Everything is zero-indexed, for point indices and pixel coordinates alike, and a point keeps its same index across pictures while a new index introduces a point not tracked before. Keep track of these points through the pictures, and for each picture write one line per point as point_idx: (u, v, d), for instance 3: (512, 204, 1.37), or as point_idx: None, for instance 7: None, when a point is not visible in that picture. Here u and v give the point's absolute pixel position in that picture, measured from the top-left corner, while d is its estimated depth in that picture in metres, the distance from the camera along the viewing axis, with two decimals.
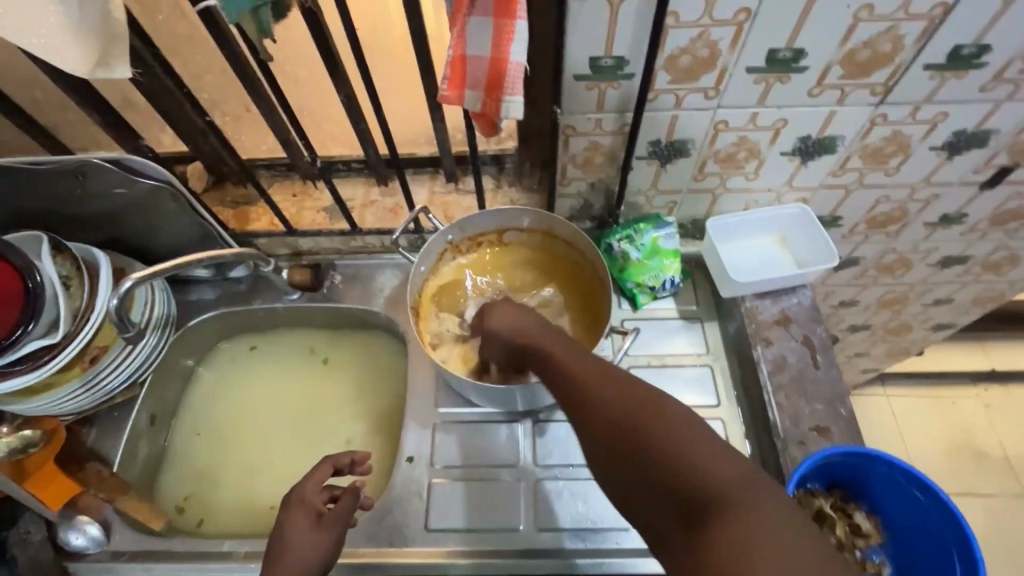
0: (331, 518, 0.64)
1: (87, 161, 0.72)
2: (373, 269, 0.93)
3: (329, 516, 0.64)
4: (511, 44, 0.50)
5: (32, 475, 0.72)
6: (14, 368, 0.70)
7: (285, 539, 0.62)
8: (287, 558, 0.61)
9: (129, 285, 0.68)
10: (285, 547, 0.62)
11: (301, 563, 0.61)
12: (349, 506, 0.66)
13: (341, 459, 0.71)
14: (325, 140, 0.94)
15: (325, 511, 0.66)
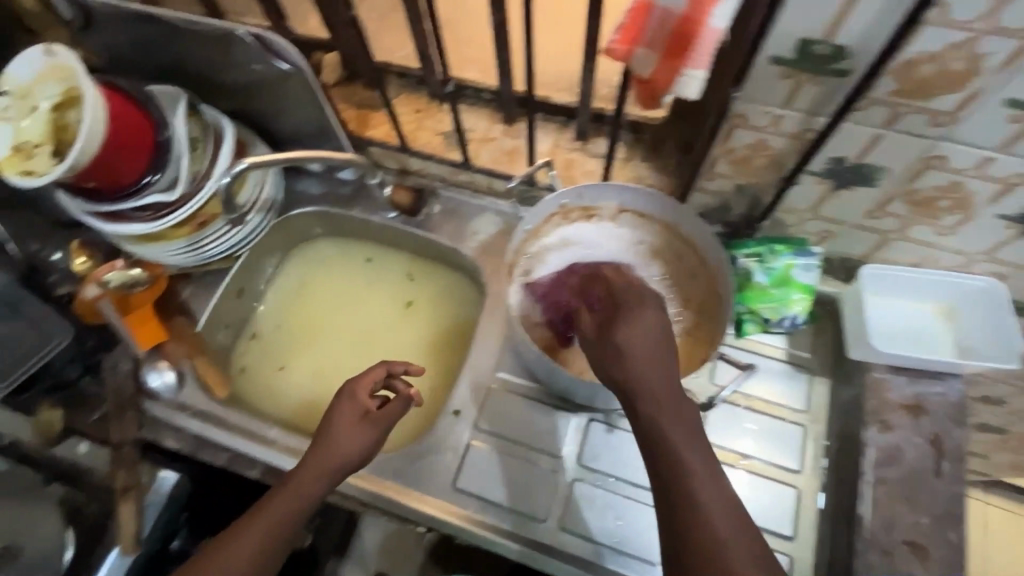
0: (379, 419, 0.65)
1: (232, 32, 0.71)
2: (472, 211, 0.89)
3: (376, 415, 0.65)
4: (714, 5, 0.40)
5: (133, 312, 0.80)
6: (137, 214, 0.75)
7: (325, 440, 0.64)
8: (329, 449, 0.63)
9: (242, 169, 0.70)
10: (326, 447, 0.63)
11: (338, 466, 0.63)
12: (399, 410, 0.66)
13: (396, 366, 0.68)
14: (461, 61, 0.89)
15: (371, 412, 0.66)
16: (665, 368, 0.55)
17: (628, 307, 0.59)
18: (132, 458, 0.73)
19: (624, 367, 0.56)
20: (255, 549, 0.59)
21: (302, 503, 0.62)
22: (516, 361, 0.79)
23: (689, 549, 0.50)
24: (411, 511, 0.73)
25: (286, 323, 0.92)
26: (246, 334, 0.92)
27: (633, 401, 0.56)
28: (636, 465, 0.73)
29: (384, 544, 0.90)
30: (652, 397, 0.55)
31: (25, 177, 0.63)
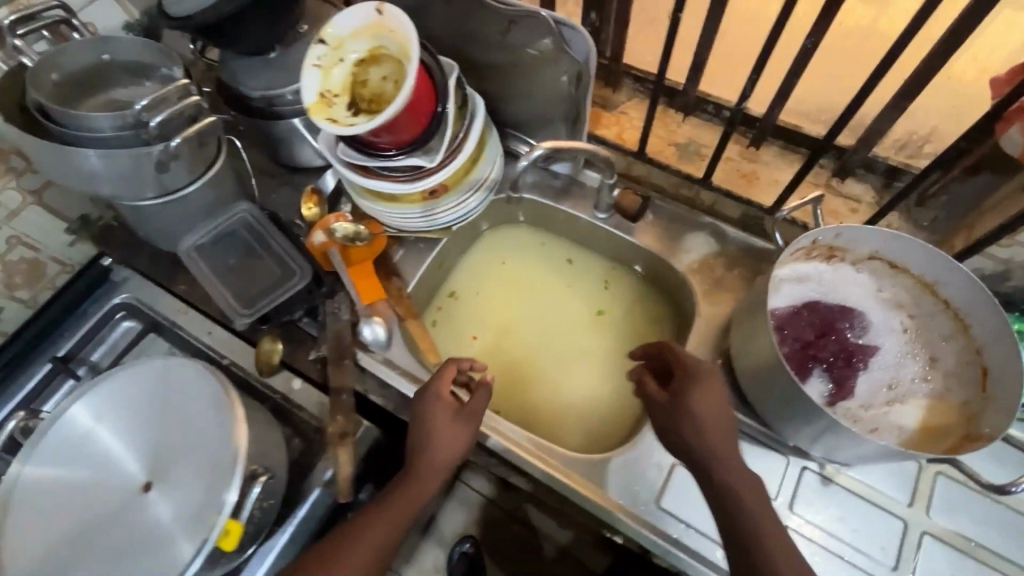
0: (472, 414, 0.67)
1: (534, 13, 0.73)
2: (687, 227, 0.86)
3: (468, 410, 0.68)
4: None
5: (355, 265, 0.83)
6: (391, 174, 0.78)
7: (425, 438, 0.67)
8: (433, 449, 0.66)
9: (543, 154, 0.80)
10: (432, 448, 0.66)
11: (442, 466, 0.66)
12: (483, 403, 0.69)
13: (463, 363, 0.72)
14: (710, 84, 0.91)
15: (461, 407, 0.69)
16: (726, 418, 0.61)
17: (694, 371, 0.62)
18: (349, 405, 0.75)
19: (692, 425, 0.60)
20: (378, 539, 0.62)
21: (420, 495, 0.65)
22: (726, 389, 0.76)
23: None
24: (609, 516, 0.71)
25: (481, 298, 0.93)
26: (443, 297, 0.94)
27: (705, 465, 0.59)
28: (852, 523, 0.69)
29: (463, 529, 1.05)
30: (710, 452, 0.59)
31: (331, 125, 0.67)
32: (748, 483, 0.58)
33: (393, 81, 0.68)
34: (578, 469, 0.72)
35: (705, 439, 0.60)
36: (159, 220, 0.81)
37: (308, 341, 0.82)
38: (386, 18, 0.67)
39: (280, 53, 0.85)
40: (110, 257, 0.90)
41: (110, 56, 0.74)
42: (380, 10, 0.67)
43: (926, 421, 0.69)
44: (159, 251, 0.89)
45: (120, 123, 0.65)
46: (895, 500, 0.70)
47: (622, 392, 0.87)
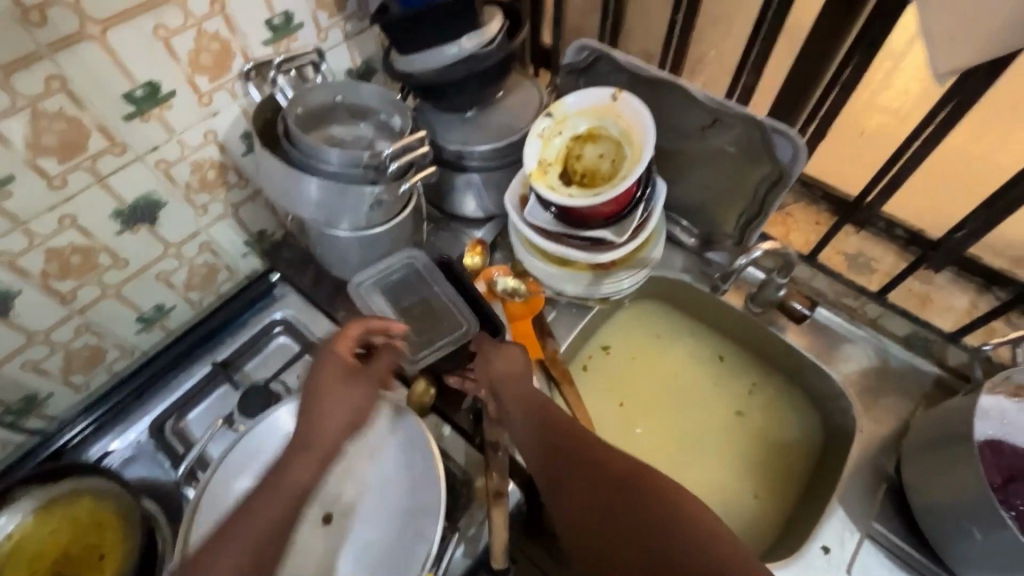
0: (366, 376, 0.68)
1: (745, 114, 0.75)
2: (847, 337, 0.86)
3: (364, 371, 0.69)
4: None
5: (515, 320, 0.86)
6: (571, 241, 0.80)
7: (311, 415, 0.65)
8: (316, 412, 0.65)
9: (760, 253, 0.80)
10: (317, 411, 0.65)
11: (331, 428, 0.65)
12: (383, 364, 0.70)
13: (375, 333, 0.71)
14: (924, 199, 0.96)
15: (352, 364, 0.68)
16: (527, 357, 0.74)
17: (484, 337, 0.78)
18: (504, 464, 0.73)
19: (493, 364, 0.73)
20: (263, 527, 0.57)
21: (295, 473, 0.62)
22: (894, 516, 0.73)
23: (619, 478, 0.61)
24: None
25: (632, 362, 0.94)
26: (595, 349, 0.95)
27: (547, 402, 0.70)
28: None
29: None
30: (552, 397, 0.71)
31: (547, 190, 0.71)
32: (566, 435, 0.66)
33: (610, 159, 0.72)
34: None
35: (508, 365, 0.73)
36: (344, 250, 0.85)
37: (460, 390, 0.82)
38: (618, 104, 0.72)
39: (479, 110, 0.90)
40: (278, 273, 0.95)
41: (343, 98, 0.80)
42: (615, 96, 0.72)
43: None
44: (325, 275, 0.93)
45: (353, 162, 0.71)
46: None
47: (765, 495, 0.84)
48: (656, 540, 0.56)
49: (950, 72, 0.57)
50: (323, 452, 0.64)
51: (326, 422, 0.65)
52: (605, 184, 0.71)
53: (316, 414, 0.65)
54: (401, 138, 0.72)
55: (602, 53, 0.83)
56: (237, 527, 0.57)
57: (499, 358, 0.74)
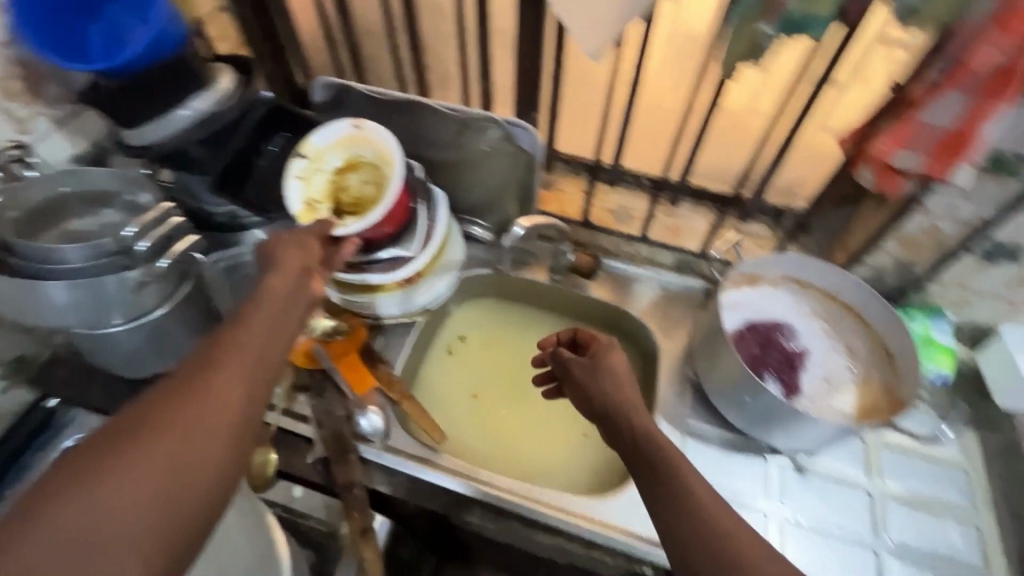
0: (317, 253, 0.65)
1: (484, 117, 0.86)
2: (635, 277, 1.00)
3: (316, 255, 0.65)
4: (986, 123, 0.55)
5: (341, 359, 0.84)
6: (369, 266, 0.82)
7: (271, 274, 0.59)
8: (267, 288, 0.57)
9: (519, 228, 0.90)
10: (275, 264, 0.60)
11: (285, 295, 0.57)
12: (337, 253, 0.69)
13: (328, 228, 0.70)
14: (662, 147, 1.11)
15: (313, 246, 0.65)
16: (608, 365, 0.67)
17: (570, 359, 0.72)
18: (363, 500, 0.74)
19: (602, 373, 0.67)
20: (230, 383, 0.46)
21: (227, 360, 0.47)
22: (701, 410, 0.87)
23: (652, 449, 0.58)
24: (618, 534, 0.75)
25: (485, 349, 1.01)
26: (454, 341, 1.02)
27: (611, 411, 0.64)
28: (828, 503, 0.80)
29: None
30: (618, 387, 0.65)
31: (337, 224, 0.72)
32: (607, 415, 0.64)
33: (373, 182, 0.77)
34: (597, 509, 0.77)
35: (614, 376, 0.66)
36: (126, 348, 0.77)
37: (301, 445, 0.79)
38: (362, 131, 0.77)
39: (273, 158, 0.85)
40: (57, 397, 0.83)
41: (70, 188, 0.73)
42: (357, 126, 0.76)
43: (860, 405, 0.82)
44: (116, 380, 0.83)
45: (92, 253, 0.64)
46: (855, 474, 0.82)
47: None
48: (720, 537, 0.51)
49: (597, 48, 0.64)
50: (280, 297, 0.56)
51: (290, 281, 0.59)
52: (372, 209, 0.75)
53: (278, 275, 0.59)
54: (144, 213, 0.66)
55: (344, 87, 0.87)
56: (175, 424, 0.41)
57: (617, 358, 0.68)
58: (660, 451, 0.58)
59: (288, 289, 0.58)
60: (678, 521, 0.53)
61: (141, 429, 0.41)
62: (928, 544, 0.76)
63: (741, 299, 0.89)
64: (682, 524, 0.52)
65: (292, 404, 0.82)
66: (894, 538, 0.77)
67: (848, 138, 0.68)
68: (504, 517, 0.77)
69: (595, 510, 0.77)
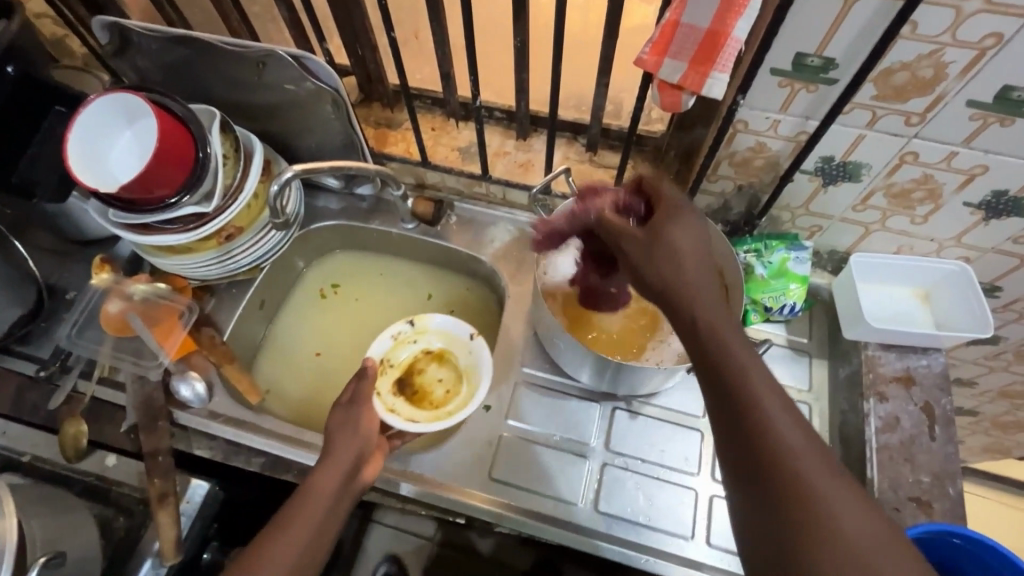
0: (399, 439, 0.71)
1: (273, 53, 0.77)
2: (488, 220, 0.94)
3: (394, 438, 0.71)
4: (737, 19, 0.47)
5: (159, 324, 0.82)
6: (168, 227, 0.77)
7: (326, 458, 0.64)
8: (326, 463, 0.63)
9: (288, 175, 0.76)
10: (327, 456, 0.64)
11: (331, 482, 0.62)
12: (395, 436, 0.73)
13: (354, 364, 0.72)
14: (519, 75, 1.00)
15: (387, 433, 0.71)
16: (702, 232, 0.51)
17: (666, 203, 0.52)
18: (167, 466, 0.73)
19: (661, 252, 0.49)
20: None
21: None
22: (540, 358, 0.83)
23: (733, 386, 0.43)
24: (429, 491, 0.74)
25: (353, 303, 0.98)
26: (326, 287, 0.99)
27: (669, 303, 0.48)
28: (658, 445, 0.77)
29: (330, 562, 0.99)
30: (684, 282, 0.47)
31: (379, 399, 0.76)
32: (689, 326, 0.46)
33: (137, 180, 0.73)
34: (414, 466, 0.76)
35: (670, 259, 0.48)
36: None
37: (117, 415, 0.78)
38: (136, 129, 0.74)
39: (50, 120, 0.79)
40: None
41: None
42: (130, 123, 0.74)
43: None
44: None
45: None
46: (691, 415, 0.78)
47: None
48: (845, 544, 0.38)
49: None
50: (328, 499, 0.60)
51: (338, 470, 0.63)
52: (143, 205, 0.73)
53: (325, 469, 0.63)
54: None
55: (125, 27, 0.78)
56: None
57: (684, 233, 0.49)
58: (752, 392, 0.42)
59: (336, 467, 0.63)
60: (769, 491, 0.40)
61: None
62: None
63: None
64: (807, 507, 0.39)
65: (112, 374, 0.80)
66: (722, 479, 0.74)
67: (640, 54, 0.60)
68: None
69: (412, 467, 0.76)
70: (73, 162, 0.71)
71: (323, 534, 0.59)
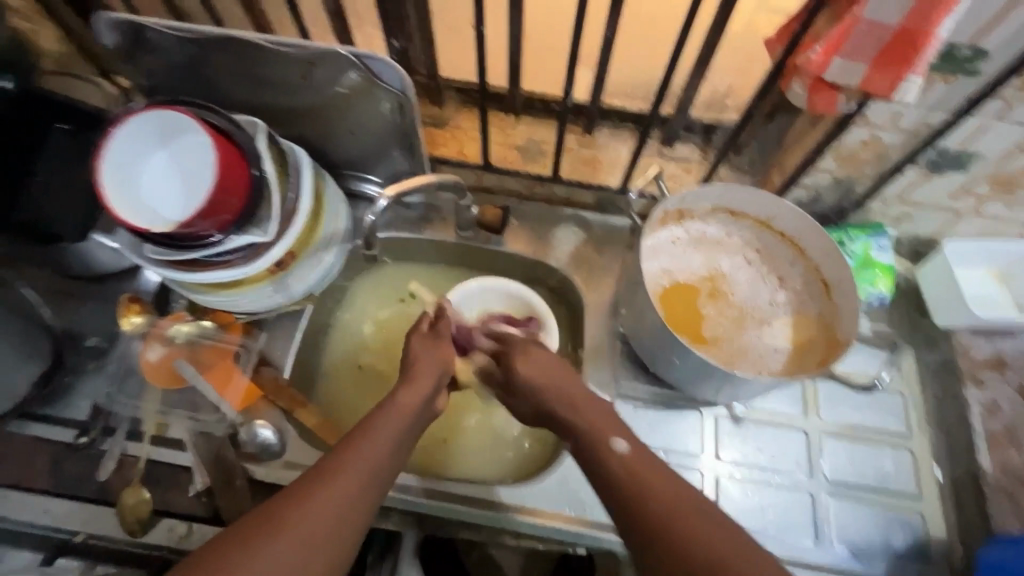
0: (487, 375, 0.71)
1: (332, 51, 0.66)
2: (553, 223, 0.88)
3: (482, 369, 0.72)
4: (943, 16, 0.42)
5: (211, 369, 0.72)
6: (220, 260, 0.67)
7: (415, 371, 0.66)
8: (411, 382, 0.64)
9: (384, 204, 0.70)
10: (412, 377, 0.65)
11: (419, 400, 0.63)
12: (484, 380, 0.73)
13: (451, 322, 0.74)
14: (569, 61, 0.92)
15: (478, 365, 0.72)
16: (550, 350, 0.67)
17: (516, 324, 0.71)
18: None
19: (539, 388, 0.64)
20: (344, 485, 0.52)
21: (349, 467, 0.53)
22: (634, 369, 0.79)
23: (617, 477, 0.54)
24: (472, 513, 0.70)
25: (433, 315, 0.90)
26: (405, 296, 0.91)
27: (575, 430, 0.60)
28: (766, 448, 0.75)
29: None
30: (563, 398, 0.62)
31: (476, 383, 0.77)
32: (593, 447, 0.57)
33: (180, 204, 0.62)
34: (490, 495, 0.71)
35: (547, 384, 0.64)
36: None
37: (180, 477, 0.69)
38: (173, 151, 0.63)
39: (57, 146, 0.67)
40: None
41: None
42: (166, 143, 0.63)
43: (796, 337, 0.75)
44: None
45: None
46: (792, 415, 0.77)
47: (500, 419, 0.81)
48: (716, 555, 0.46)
49: None
50: (410, 415, 0.61)
51: (422, 384, 0.64)
52: (188, 235, 0.62)
53: (408, 389, 0.63)
54: None
55: (142, 25, 0.66)
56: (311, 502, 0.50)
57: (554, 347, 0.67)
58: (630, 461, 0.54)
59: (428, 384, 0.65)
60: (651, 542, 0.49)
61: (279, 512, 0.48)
62: (863, 476, 0.74)
63: (673, 239, 0.81)
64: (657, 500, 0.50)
65: (164, 430, 0.70)
66: (831, 477, 0.74)
67: (781, 50, 0.54)
68: (381, 510, 0.73)
69: (458, 492, 0.71)
70: (106, 190, 0.60)
71: (400, 444, 0.59)
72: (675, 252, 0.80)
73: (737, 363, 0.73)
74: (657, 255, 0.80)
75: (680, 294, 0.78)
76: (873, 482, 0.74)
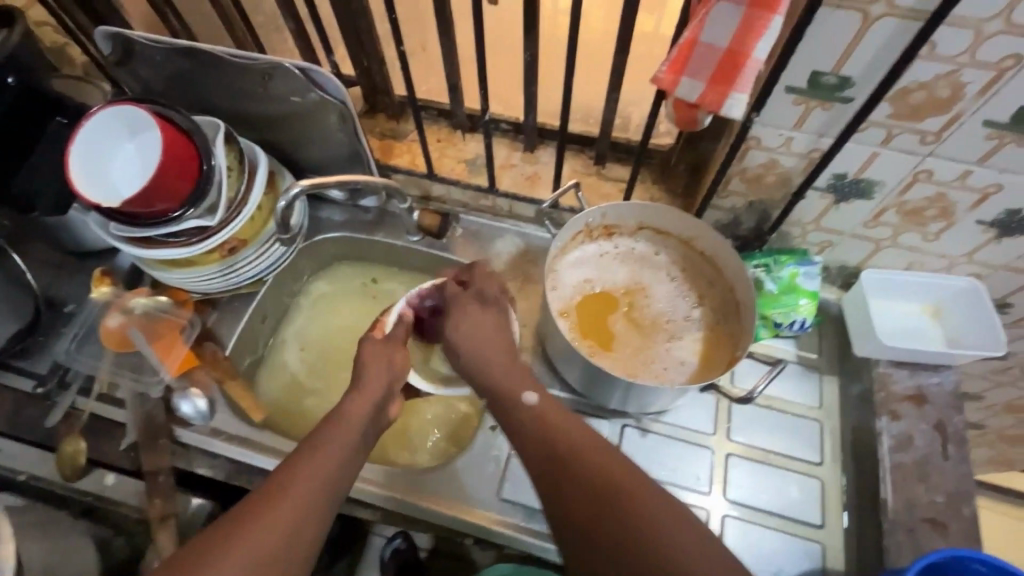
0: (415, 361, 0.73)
1: (279, 64, 0.76)
2: (494, 233, 0.93)
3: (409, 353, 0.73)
4: (758, 40, 0.46)
5: (160, 339, 0.80)
6: (171, 240, 0.76)
7: (361, 384, 0.66)
8: (362, 388, 0.66)
9: (297, 190, 0.76)
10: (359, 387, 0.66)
11: (363, 410, 0.63)
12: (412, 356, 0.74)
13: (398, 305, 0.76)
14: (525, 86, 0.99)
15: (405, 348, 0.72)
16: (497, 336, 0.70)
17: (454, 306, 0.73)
18: (168, 486, 0.71)
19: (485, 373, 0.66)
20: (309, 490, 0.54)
21: (304, 476, 0.54)
22: (550, 374, 0.82)
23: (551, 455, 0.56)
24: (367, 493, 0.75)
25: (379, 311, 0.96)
26: (369, 282, 0.98)
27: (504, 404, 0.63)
28: (669, 462, 0.76)
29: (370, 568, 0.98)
30: (496, 377, 0.66)
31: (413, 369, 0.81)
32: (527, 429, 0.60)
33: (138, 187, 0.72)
34: (390, 478, 0.75)
35: (480, 363, 0.67)
36: None
37: (116, 432, 0.76)
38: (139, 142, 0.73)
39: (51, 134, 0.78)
40: None
41: None
42: (133, 134, 0.73)
43: (702, 351, 0.78)
44: None
45: None
46: (701, 432, 0.77)
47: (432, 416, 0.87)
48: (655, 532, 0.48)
49: None
50: (359, 422, 0.62)
51: (366, 393, 0.65)
52: (140, 215, 0.71)
53: (356, 397, 0.64)
54: None
55: (131, 39, 0.77)
56: (279, 509, 0.51)
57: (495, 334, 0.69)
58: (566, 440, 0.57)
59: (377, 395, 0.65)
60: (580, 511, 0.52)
61: (250, 521, 0.50)
62: (769, 502, 0.73)
63: (597, 251, 0.84)
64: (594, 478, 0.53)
65: (111, 389, 0.78)
66: (732, 498, 0.73)
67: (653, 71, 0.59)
68: None
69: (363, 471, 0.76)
70: (76, 172, 0.70)
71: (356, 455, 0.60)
72: (598, 264, 0.84)
73: (638, 373, 0.76)
74: (579, 265, 0.83)
75: (599, 304, 0.81)
76: (778, 508, 0.72)
